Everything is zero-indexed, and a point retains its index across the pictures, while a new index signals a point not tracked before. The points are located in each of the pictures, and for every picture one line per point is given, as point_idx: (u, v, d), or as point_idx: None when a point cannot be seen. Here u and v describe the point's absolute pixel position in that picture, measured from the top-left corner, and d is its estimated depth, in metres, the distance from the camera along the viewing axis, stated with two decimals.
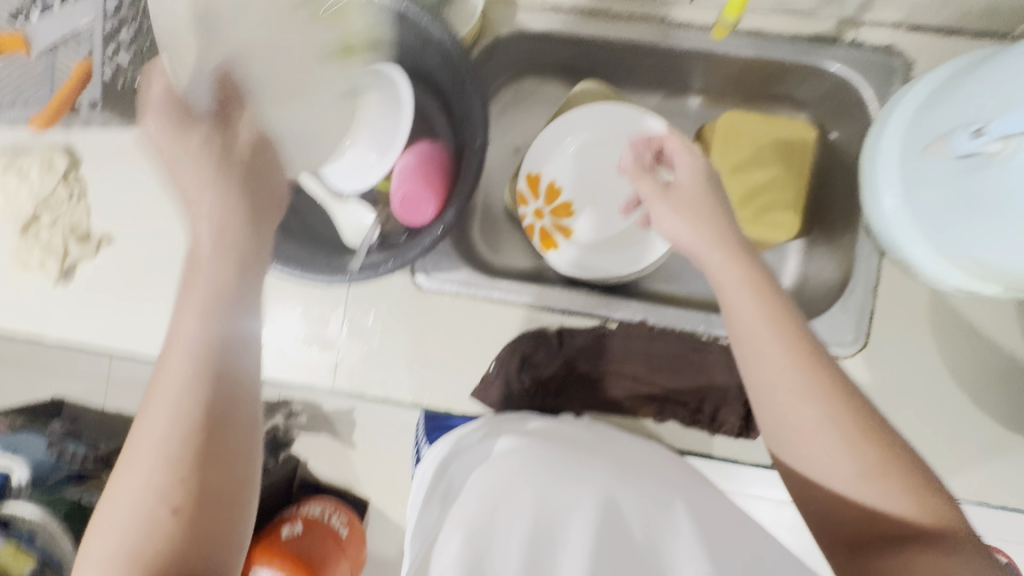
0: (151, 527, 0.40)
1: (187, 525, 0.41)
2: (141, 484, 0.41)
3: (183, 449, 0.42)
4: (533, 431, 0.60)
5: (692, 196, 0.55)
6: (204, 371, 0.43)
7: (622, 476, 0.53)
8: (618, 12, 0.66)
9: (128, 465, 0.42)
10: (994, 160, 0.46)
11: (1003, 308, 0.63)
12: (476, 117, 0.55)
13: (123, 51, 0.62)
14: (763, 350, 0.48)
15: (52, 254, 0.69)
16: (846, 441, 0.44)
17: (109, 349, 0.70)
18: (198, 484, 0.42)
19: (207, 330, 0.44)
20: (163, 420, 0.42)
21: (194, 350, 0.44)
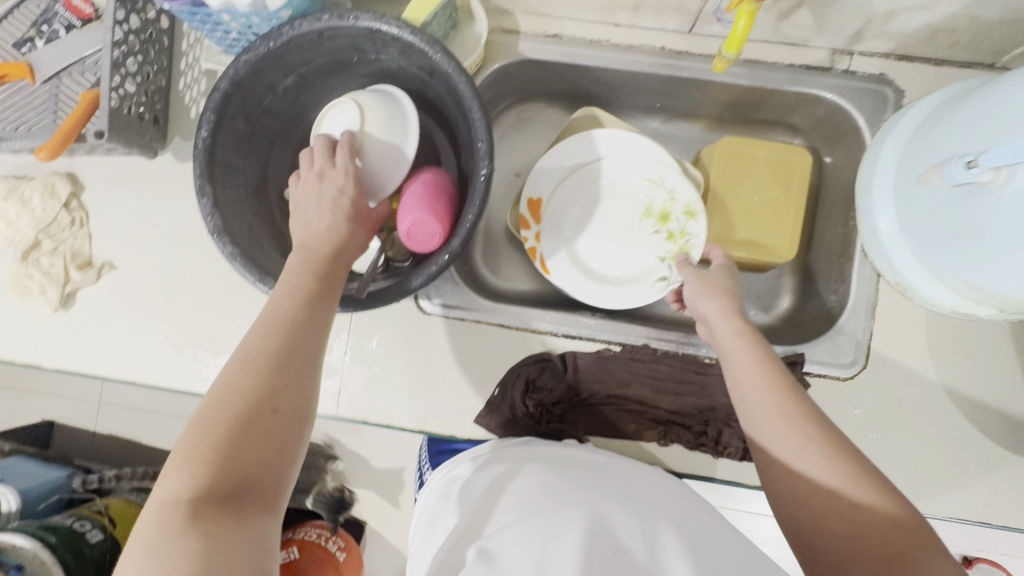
0: (245, 425, 0.41)
1: (274, 432, 0.42)
2: (240, 386, 0.42)
3: (283, 365, 0.44)
4: (537, 456, 0.59)
5: (720, 277, 0.60)
6: (307, 310, 0.47)
7: (622, 494, 0.52)
8: (618, 41, 0.68)
9: (229, 372, 0.43)
10: (986, 189, 0.47)
11: (999, 329, 0.64)
12: (481, 142, 0.55)
13: (130, 80, 0.63)
14: (753, 388, 0.49)
15: (51, 281, 0.69)
16: (830, 465, 0.44)
17: (108, 376, 0.70)
18: (282, 404, 0.43)
19: (321, 278, 0.50)
20: (264, 335, 0.45)
21: (303, 290, 0.48)
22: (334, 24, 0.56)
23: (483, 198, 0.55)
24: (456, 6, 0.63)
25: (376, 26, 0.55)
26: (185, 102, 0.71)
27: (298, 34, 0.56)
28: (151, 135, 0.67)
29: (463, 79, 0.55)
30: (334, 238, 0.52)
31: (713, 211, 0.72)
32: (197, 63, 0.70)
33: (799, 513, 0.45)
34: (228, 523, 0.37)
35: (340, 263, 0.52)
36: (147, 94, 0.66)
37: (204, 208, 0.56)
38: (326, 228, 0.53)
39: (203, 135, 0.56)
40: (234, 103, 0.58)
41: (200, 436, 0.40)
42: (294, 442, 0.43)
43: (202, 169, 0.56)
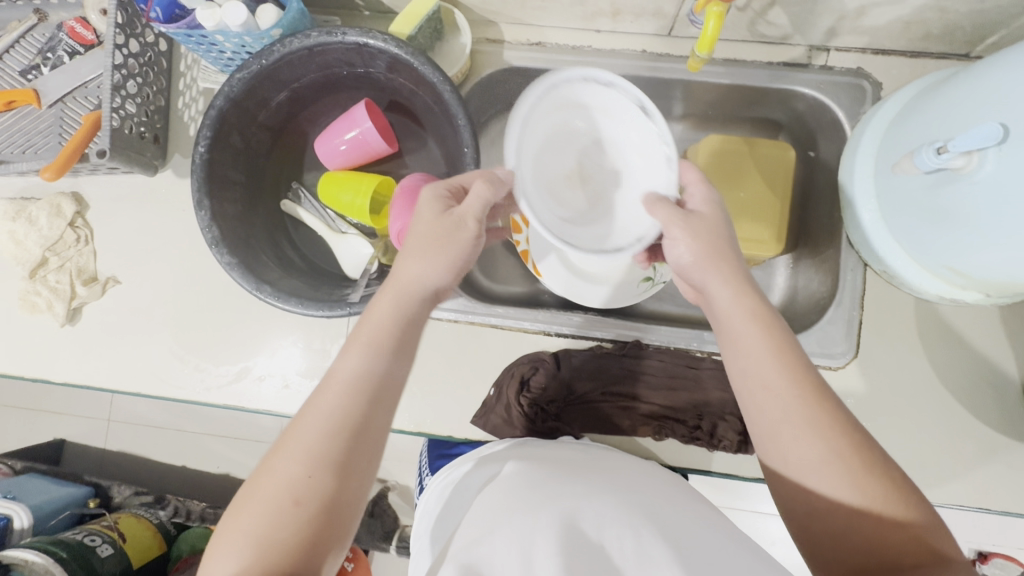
0: (285, 524, 0.41)
1: (310, 536, 0.41)
2: (283, 477, 0.42)
3: (329, 460, 0.43)
4: (527, 454, 0.60)
5: (711, 228, 0.52)
6: (357, 399, 0.45)
7: (606, 489, 0.53)
8: (600, 46, 0.70)
9: (280, 453, 0.44)
10: (960, 174, 0.48)
11: (987, 315, 0.65)
12: (467, 149, 0.57)
13: (130, 101, 0.65)
14: (763, 382, 0.47)
15: (58, 297, 0.71)
16: (855, 483, 0.43)
17: (115, 389, 0.72)
18: (320, 506, 0.42)
19: (388, 356, 0.47)
20: (316, 420, 0.44)
21: (362, 373, 0.46)
22: (322, 40, 0.58)
23: None
24: (440, 18, 0.66)
25: (363, 40, 0.57)
26: (184, 120, 0.73)
27: (289, 51, 0.58)
28: (150, 153, 0.70)
29: (448, 87, 0.57)
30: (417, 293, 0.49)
31: None
32: (194, 83, 0.72)
33: (808, 514, 0.45)
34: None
35: (414, 328, 0.50)
36: (146, 114, 0.69)
37: (202, 221, 0.58)
38: (415, 274, 0.50)
39: (201, 151, 0.58)
40: (230, 119, 0.60)
41: (246, 524, 0.41)
42: (330, 542, 0.42)
43: (199, 183, 0.58)
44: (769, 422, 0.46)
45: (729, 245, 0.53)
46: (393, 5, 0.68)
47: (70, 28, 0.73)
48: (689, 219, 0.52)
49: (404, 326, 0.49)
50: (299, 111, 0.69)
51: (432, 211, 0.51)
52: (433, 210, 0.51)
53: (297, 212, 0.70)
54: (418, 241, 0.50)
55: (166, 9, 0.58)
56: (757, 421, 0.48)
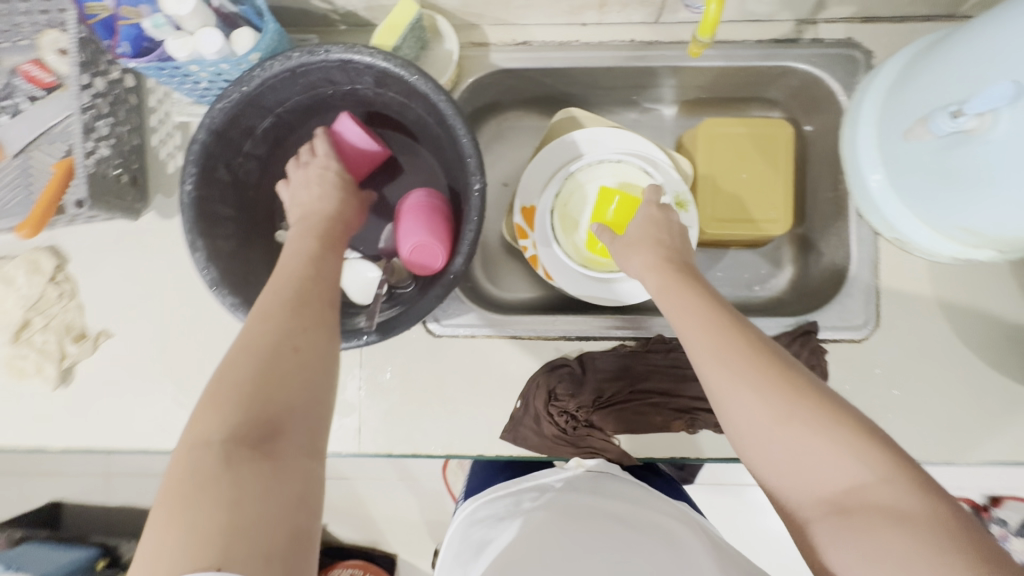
0: (266, 356, 0.41)
1: (302, 360, 0.42)
2: (265, 333, 0.43)
3: (265, 352, 0.42)
4: (553, 500, 0.56)
5: (646, 231, 0.58)
6: (316, 263, 0.50)
7: (643, 542, 0.49)
8: (587, 40, 0.68)
9: (248, 340, 0.43)
10: (973, 137, 0.48)
11: (1001, 270, 0.65)
12: (470, 158, 0.55)
13: (104, 143, 0.61)
14: (703, 350, 0.45)
15: (47, 359, 0.66)
16: (766, 399, 0.41)
17: (120, 448, 0.68)
18: (290, 341, 0.43)
19: (328, 246, 0.53)
20: (264, 327, 0.43)
21: (310, 253, 0.51)
22: (305, 60, 0.55)
23: (480, 212, 0.54)
24: (423, 27, 0.64)
25: (347, 56, 0.55)
26: (162, 158, 0.69)
27: (271, 75, 0.55)
28: (131, 197, 0.66)
29: (443, 97, 0.54)
30: (329, 202, 0.58)
31: (705, 193, 0.72)
32: (169, 117, 0.69)
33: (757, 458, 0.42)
34: (258, 471, 0.36)
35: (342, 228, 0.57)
36: (122, 156, 0.65)
37: (198, 262, 0.55)
38: (317, 199, 0.58)
39: (189, 188, 0.55)
40: (215, 152, 0.57)
41: (231, 379, 0.40)
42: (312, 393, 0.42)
43: (191, 224, 0.55)
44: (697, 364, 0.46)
45: (668, 236, 0.58)
46: (371, 17, 0.66)
47: (26, 72, 0.68)
48: (619, 240, 0.59)
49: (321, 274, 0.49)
50: (286, 137, 0.66)
51: (306, 176, 0.60)
52: (309, 175, 0.60)
53: None
54: (302, 200, 0.59)
55: (135, 43, 0.55)
56: (709, 396, 0.45)
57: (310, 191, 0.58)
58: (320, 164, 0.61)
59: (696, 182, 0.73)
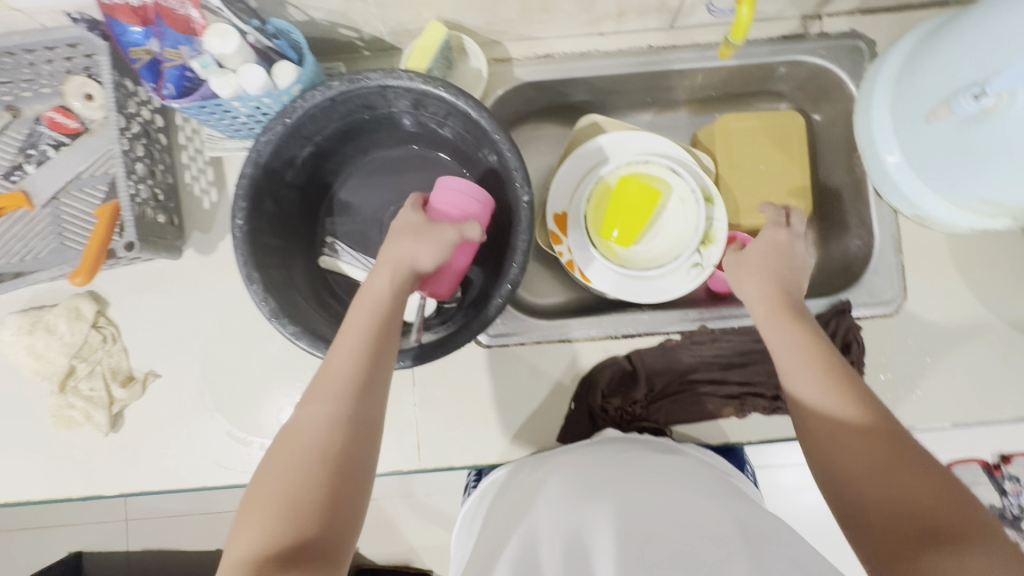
0: (307, 485, 0.42)
1: (327, 517, 0.42)
2: (290, 478, 0.43)
3: (325, 469, 0.43)
4: (556, 464, 0.56)
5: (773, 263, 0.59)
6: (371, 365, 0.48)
7: (641, 481, 0.49)
8: (606, 49, 0.71)
9: (285, 450, 0.45)
10: (992, 114, 0.51)
11: (1010, 238, 0.69)
12: (515, 171, 0.56)
13: (142, 184, 0.62)
14: (803, 375, 0.50)
15: (96, 406, 0.66)
16: (873, 451, 0.44)
17: (174, 488, 0.67)
18: (334, 467, 0.44)
19: (374, 349, 0.49)
20: (307, 427, 0.45)
21: (359, 345, 0.49)
22: (344, 88, 0.56)
23: (530, 223, 0.56)
24: (450, 47, 0.65)
25: (387, 81, 0.56)
26: (196, 195, 0.69)
27: (311, 105, 0.56)
28: (171, 236, 0.66)
29: (484, 114, 0.56)
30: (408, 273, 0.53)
31: (726, 187, 0.75)
32: (200, 153, 0.69)
33: (840, 483, 0.45)
34: None
35: (398, 305, 0.52)
36: (160, 196, 0.65)
37: (256, 295, 0.55)
38: (396, 271, 0.52)
39: (239, 222, 0.55)
40: (262, 184, 0.58)
41: (253, 530, 0.41)
42: (346, 510, 0.43)
43: (245, 258, 0.55)
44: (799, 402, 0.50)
45: (788, 269, 0.59)
46: (395, 41, 0.68)
47: (49, 119, 0.67)
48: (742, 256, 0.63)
49: (373, 362, 0.48)
50: (320, 164, 0.66)
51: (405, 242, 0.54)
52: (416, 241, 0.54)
53: (337, 266, 0.68)
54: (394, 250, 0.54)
55: (178, 82, 0.55)
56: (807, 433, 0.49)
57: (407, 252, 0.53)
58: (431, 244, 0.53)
59: (718, 173, 0.76)
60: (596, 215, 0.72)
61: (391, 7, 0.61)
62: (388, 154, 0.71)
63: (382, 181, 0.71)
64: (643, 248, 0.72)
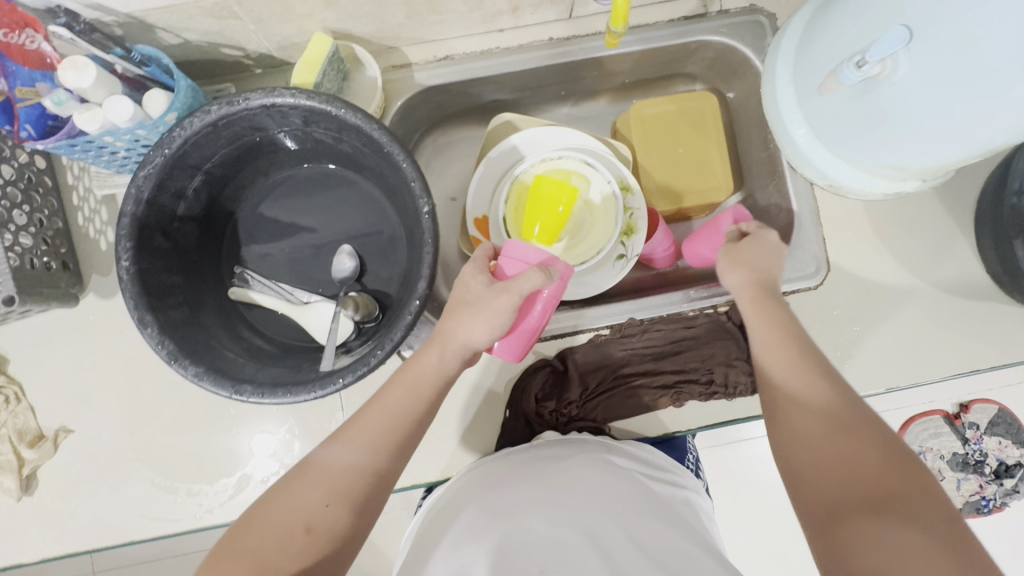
0: (287, 550, 0.42)
1: (315, 555, 0.43)
2: (301, 501, 0.44)
3: (320, 532, 0.43)
4: (476, 480, 0.55)
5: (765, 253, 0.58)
6: (414, 424, 0.49)
7: (557, 503, 0.47)
8: (507, 45, 0.69)
9: (300, 482, 0.45)
10: (879, 81, 0.51)
11: (925, 197, 0.70)
12: (414, 182, 0.54)
13: (24, 233, 0.58)
14: (763, 346, 0.52)
15: (4, 471, 0.62)
16: (823, 412, 0.45)
17: (100, 546, 0.64)
18: (327, 535, 0.43)
19: (420, 399, 0.50)
20: (337, 466, 0.46)
21: (393, 413, 0.49)
22: (225, 111, 0.53)
23: (434, 234, 0.54)
24: (341, 57, 0.63)
25: (269, 100, 0.53)
26: (92, 237, 0.66)
27: (193, 132, 0.53)
28: (65, 283, 0.62)
29: (374, 126, 0.54)
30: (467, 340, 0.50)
31: (646, 174, 0.75)
32: (90, 192, 0.65)
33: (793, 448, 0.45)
34: None
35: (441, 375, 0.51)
36: (47, 242, 0.61)
37: (151, 338, 0.52)
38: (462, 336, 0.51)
39: (126, 265, 0.52)
40: (148, 220, 0.55)
41: (249, 541, 0.42)
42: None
43: (135, 300, 0.52)
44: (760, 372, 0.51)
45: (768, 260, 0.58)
46: (285, 56, 0.65)
47: None
48: (733, 250, 0.59)
49: (401, 437, 0.48)
50: (219, 192, 0.63)
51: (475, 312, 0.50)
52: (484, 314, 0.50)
53: (248, 296, 0.64)
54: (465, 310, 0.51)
55: (37, 123, 0.52)
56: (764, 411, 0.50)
57: (473, 319, 0.50)
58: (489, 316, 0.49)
59: (637, 162, 0.75)
60: (513, 215, 0.70)
61: (270, 21, 0.58)
62: (292, 175, 0.67)
63: (289, 203, 0.68)
64: (566, 245, 0.69)
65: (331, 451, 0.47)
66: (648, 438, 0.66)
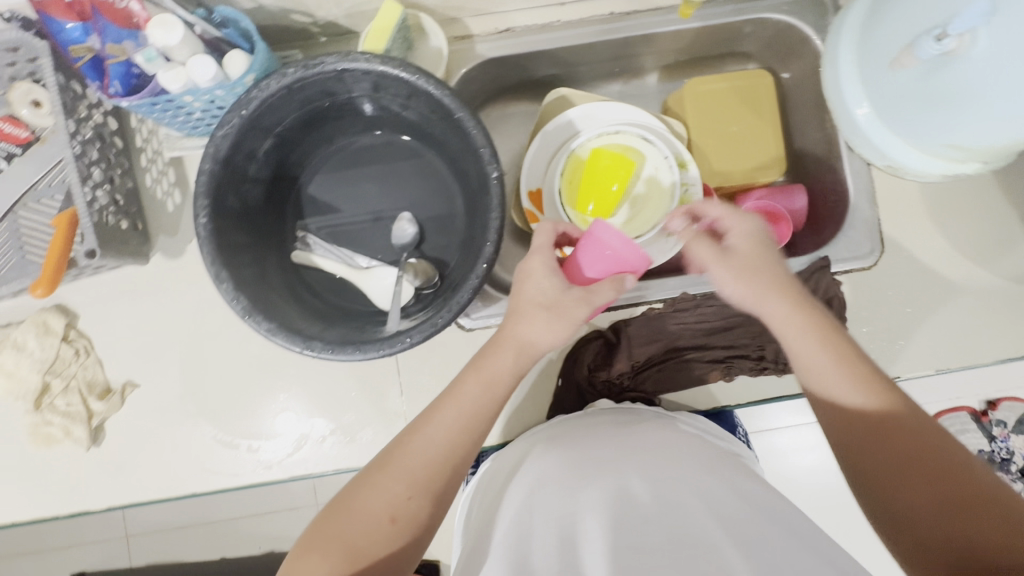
0: (374, 537, 0.43)
1: (401, 543, 0.44)
2: (385, 493, 0.44)
3: (406, 518, 0.44)
4: (547, 444, 0.54)
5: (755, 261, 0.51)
6: (491, 413, 0.49)
7: (644, 465, 0.47)
8: (568, 19, 0.69)
9: (385, 472, 0.46)
10: (954, 56, 0.51)
11: (982, 181, 0.70)
12: (483, 148, 0.55)
13: (100, 190, 0.59)
14: (811, 364, 0.47)
15: (75, 421, 0.64)
16: (891, 447, 0.42)
17: (163, 497, 0.66)
18: (412, 519, 0.44)
19: (496, 394, 0.49)
20: (419, 457, 0.46)
21: (470, 404, 0.48)
22: (302, 75, 0.54)
23: (501, 199, 0.54)
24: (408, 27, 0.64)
25: (344, 64, 0.54)
26: (159, 198, 0.67)
27: (268, 94, 0.54)
28: (136, 241, 0.64)
29: (446, 92, 0.54)
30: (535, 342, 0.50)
31: (701, 151, 0.75)
32: (158, 153, 0.67)
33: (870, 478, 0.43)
34: None
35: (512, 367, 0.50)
36: (120, 200, 0.63)
37: (227, 293, 0.53)
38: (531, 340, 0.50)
39: (203, 221, 0.54)
40: (222, 180, 0.56)
41: (341, 529, 0.43)
42: (403, 558, 0.44)
43: (212, 256, 0.54)
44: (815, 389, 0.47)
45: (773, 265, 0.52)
46: (351, 24, 0.66)
47: None
48: (722, 258, 0.52)
49: (478, 425, 0.48)
50: (284, 157, 0.64)
51: (545, 319, 0.50)
52: (551, 321, 0.50)
53: (311, 260, 0.66)
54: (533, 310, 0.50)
55: (124, 80, 0.54)
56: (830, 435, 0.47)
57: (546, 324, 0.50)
58: (554, 323, 0.50)
59: (691, 140, 0.75)
60: (567, 187, 0.70)
61: None
62: (354, 142, 0.69)
63: (351, 170, 0.69)
64: (622, 218, 0.69)
65: (412, 441, 0.47)
66: (698, 411, 0.67)
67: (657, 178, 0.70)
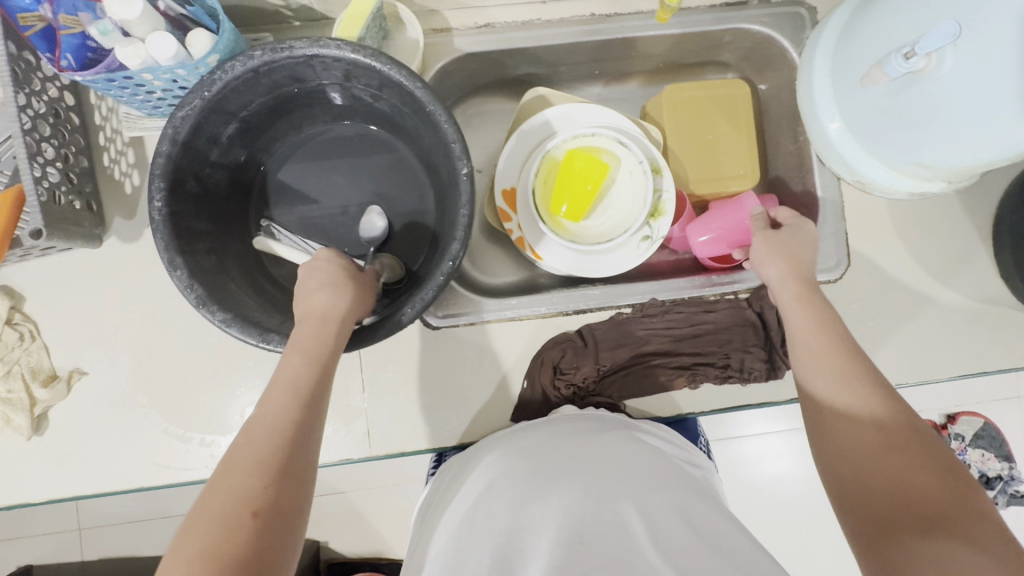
0: (224, 541, 0.36)
1: (262, 535, 0.37)
2: (224, 492, 0.38)
3: (258, 506, 0.38)
4: (504, 448, 0.54)
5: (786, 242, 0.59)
6: (320, 369, 0.45)
7: (596, 475, 0.47)
8: (548, 17, 0.69)
9: (220, 476, 0.39)
10: (921, 75, 0.52)
11: (947, 201, 0.71)
12: (454, 143, 0.53)
13: (51, 167, 0.56)
14: (812, 351, 0.50)
15: (15, 409, 0.61)
16: (870, 427, 0.44)
17: (108, 491, 0.63)
18: (269, 504, 0.38)
19: (318, 356, 0.46)
20: (251, 443, 0.41)
21: (291, 376, 0.44)
22: (269, 59, 0.52)
23: (470, 196, 0.53)
24: (384, 15, 0.62)
25: (314, 50, 0.52)
26: (116, 179, 0.65)
27: (233, 77, 0.52)
28: (89, 223, 0.62)
29: (418, 84, 0.52)
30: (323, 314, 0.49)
31: (676, 157, 0.75)
32: (117, 133, 0.64)
33: (840, 456, 0.44)
34: None
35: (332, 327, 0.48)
36: (73, 180, 0.60)
37: (180, 281, 0.51)
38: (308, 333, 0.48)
39: (158, 205, 0.51)
40: (182, 163, 0.54)
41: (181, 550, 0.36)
42: (273, 556, 0.37)
43: (166, 242, 0.51)
44: (809, 374, 0.50)
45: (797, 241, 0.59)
46: (326, 9, 0.64)
47: None
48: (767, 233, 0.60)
49: (310, 390, 0.44)
50: (249, 142, 0.62)
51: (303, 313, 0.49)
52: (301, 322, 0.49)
53: (273, 249, 0.62)
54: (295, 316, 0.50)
55: (77, 54, 0.52)
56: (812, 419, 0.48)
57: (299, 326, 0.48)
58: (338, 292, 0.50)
59: (667, 146, 0.75)
60: (543, 189, 0.70)
61: None
62: (325, 131, 0.67)
63: (321, 160, 0.68)
64: (594, 222, 0.70)
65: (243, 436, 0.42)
66: (662, 418, 0.67)
67: (631, 184, 0.70)
